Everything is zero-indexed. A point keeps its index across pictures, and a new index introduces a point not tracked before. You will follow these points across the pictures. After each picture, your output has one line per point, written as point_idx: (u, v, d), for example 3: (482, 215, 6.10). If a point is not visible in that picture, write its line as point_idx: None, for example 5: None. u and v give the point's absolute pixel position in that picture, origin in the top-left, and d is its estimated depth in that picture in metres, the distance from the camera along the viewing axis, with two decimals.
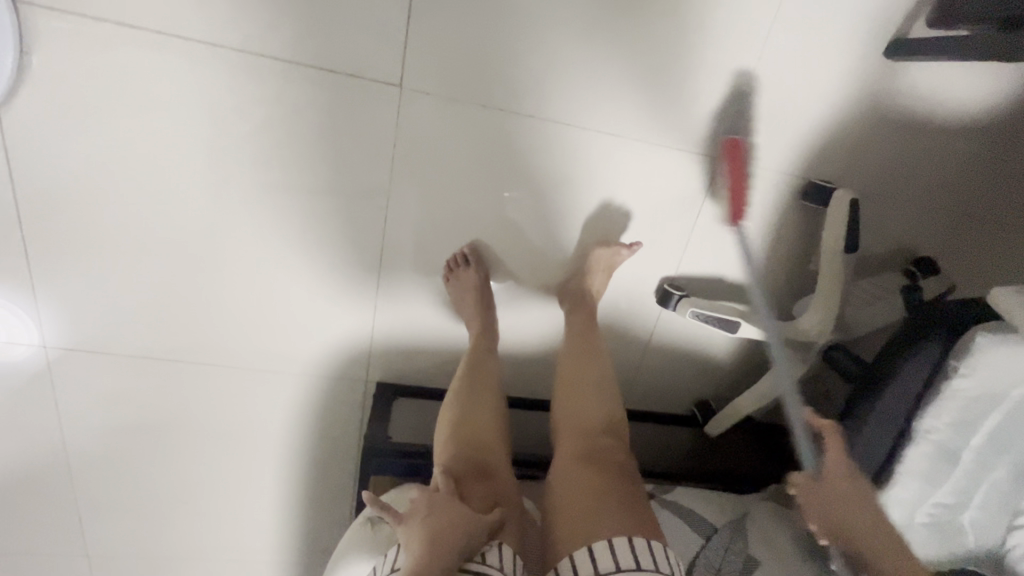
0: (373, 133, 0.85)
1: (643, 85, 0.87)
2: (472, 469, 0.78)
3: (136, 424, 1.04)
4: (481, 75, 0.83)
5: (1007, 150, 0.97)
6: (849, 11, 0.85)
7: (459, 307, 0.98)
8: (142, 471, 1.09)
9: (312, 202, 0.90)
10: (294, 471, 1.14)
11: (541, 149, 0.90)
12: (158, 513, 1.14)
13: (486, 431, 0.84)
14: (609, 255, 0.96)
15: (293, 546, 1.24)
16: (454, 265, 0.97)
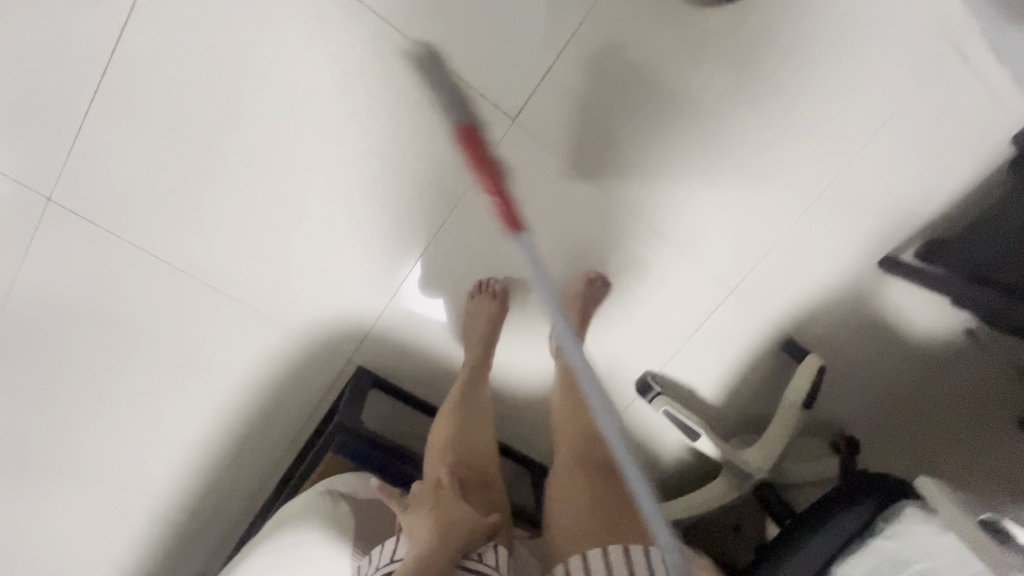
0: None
1: (701, 206, 1.01)
2: (472, 478, 0.85)
3: (96, 319, 0.97)
4: (577, 140, 0.95)
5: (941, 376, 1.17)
6: (866, 220, 1.05)
7: (472, 324, 1.03)
8: (68, 363, 0.99)
9: (388, 182, 0.94)
10: (232, 424, 1.09)
11: (600, 220, 1.01)
12: (59, 420, 1.02)
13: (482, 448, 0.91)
14: (581, 286, 1.04)
15: (188, 503, 1.14)
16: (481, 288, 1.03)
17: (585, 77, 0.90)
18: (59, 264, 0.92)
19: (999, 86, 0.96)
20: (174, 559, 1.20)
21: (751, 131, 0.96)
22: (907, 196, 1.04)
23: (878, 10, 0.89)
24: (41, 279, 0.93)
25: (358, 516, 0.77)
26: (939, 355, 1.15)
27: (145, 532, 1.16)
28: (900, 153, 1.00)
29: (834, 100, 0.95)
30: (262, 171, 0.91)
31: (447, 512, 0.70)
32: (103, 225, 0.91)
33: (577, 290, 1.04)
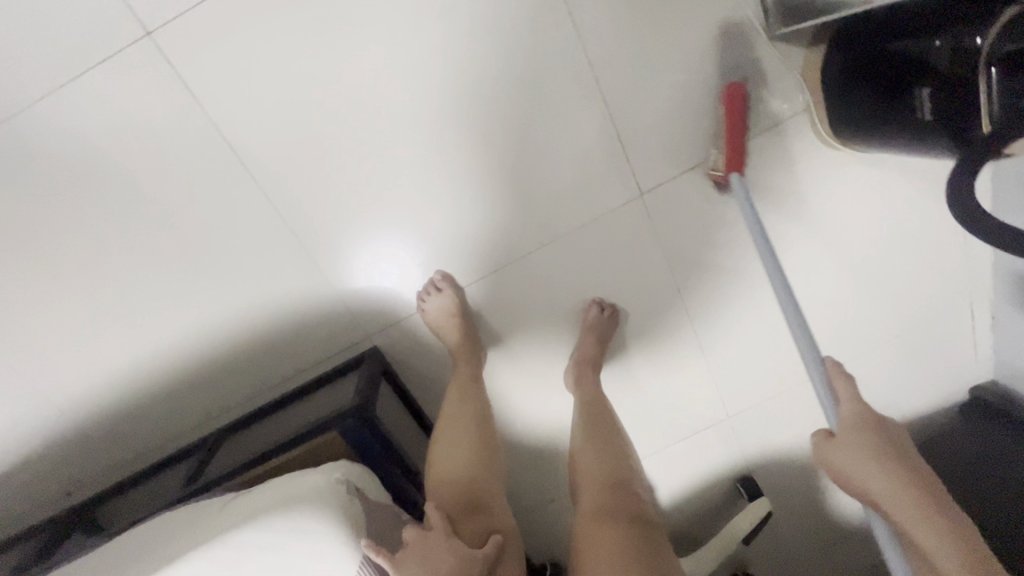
0: (590, 198, 0.95)
1: (740, 335, 1.09)
2: (465, 506, 0.75)
3: (128, 180, 0.85)
4: (680, 235, 0.99)
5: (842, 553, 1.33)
6: (844, 401, 1.21)
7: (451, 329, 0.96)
8: (63, 204, 0.85)
9: (502, 188, 0.93)
10: (207, 347, 0.97)
11: (658, 306, 1.05)
12: (19, 264, 0.88)
13: (480, 472, 0.81)
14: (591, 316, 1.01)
15: (109, 408, 0.99)
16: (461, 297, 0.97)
17: (714, 186, 0.96)
18: (122, 109, 0.81)
19: (978, 345, 1.17)
20: (52, 466, 1.01)
21: (803, 294, 1.09)
22: (882, 397, 1.22)
23: (932, 247, 1.07)
24: (93, 114, 0.81)
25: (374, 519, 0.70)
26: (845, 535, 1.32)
27: (37, 424, 0.98)
28: (891, 360, 1.18)
29: (870, 298, 1.11)
30: (389, 121, 0.87)
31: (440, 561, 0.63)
32: (195, 92, 0.81)
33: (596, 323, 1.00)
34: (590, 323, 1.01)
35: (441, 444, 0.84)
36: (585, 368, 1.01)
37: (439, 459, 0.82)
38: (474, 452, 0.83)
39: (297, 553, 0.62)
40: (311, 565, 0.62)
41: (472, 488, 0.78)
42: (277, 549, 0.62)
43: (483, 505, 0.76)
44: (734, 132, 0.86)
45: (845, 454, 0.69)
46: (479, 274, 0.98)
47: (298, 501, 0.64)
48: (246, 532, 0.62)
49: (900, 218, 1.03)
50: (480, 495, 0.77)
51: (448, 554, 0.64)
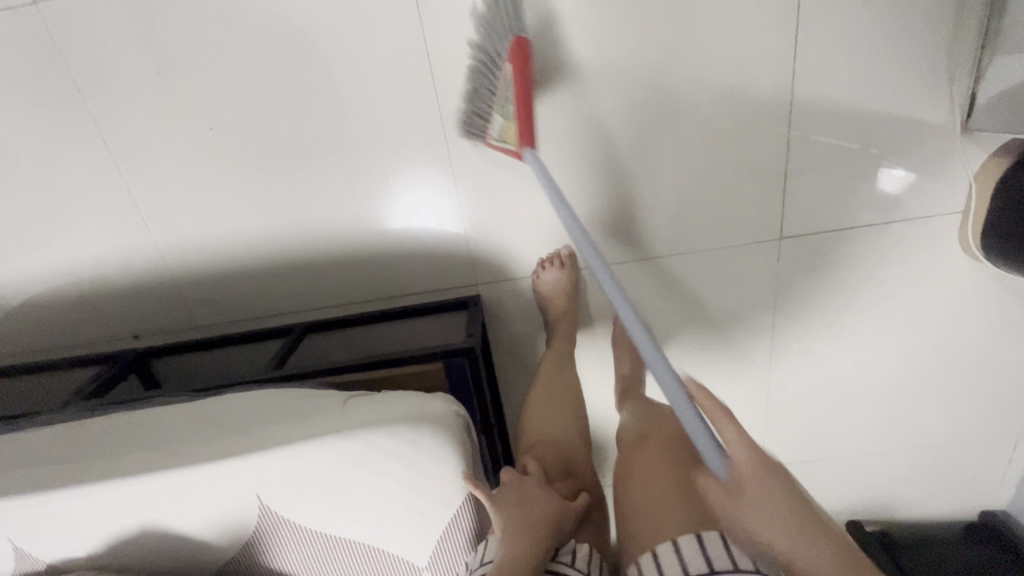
0: (734, 225, 0.98)
1: (803, 392, 1.14)
2: (555, 470, 0.78)
3: (318, 57, 0.85)
4: (798, 287, 1.03)
5: None
6: (867, 486, 1.26)
7: (551, 299, 0.97)
8: (248, 56, 0.85)
9: (656, 190, 0.95)
10: (325, 243, 0.98)
11: (746, 342, 1.08)
12: (187, 104, 0.88)
13: (571, 442, 0.82)
14: (559, 278, 0.96)
15: (210, 269, 0.99)
16: (555, 268, 0.96)
17: (847, 254, 1.00)
18: None
19: (1007, 478, 1.23)
20: (128, 303, 1.01)
21: (880, 381, 1.12)
22: (903, 496, 1.27)
23: (1009, 373, 1.11)
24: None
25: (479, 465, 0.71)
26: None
27: (139, 259, 0.98)
28: (925, 464, 1.23)
29: (933, 400, 1.15)
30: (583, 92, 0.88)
31: (536, 504, 0.64)
32: None
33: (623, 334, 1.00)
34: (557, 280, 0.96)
35: (541, 404, 0.86)
36: (625, 349, 1.00)
37: (530, 418, 0.86)
38: (564, 420, 0.85)
39: (423, 471, 0.63)
40: (423, 480, 0.63)
41: (566, 457, 0.80)
42: (403, 462, 0.63)
43: (572, 469, 0.79)
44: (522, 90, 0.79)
45: (749, 510, 0.55)
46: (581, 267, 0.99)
47: (431, 425, 0.64)
48: (377, 435, 0.63)
49: (993, 338, 1.08)
50: (567, 461, 0.80)
51: (542, 499, 0.64)
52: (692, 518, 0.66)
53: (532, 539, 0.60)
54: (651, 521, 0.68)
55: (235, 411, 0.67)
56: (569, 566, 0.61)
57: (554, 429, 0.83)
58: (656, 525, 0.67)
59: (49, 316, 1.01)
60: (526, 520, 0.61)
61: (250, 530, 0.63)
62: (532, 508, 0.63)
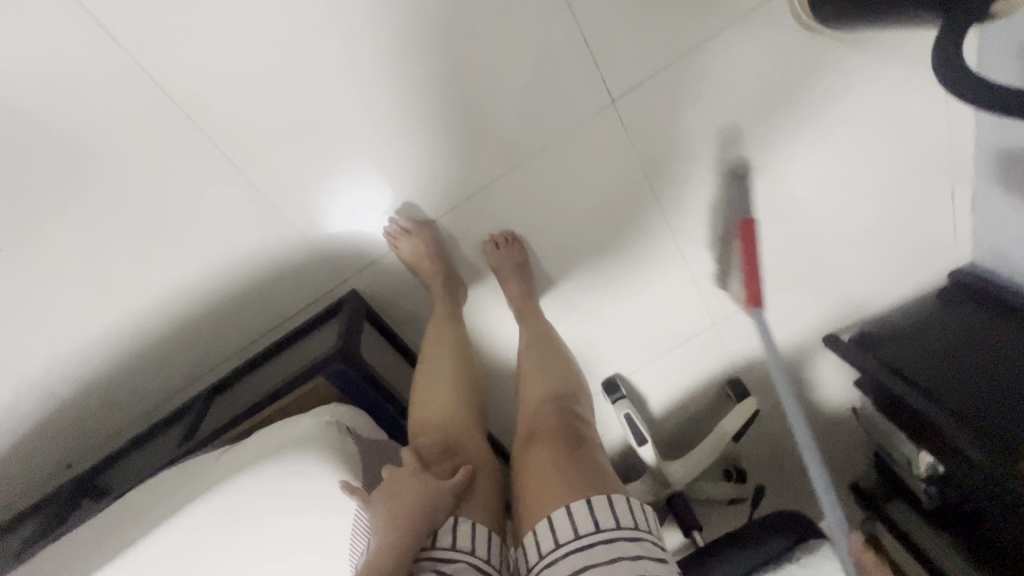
0: (568, 122, 0.92)
1: (719, 239, 1.09)
2: (439, 452, 0.76)
3: (51, 136, 0.77)
4: (661, 147, 0.96)
5: (815, 432, 1.44)
6: (828, 301, 1.22)
7: (416, 267, 0.94)
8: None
9: (466, 109, 0.88)
10: (185, 310, 0.94)
11: (641, 223, 1.04)
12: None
13: (457, 423, 0.82)
14: (410, 244, 0.93)
15: (90, 385, 0.96)
16: (402, 232, 0.93)
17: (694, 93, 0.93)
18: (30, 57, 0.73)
19: (960, 232, 1.18)
20: (33, 451, 0.98)
21: (788, 195, 1.07)
22: (866, 293, 1.23)
23: (914, 133, 1.04)
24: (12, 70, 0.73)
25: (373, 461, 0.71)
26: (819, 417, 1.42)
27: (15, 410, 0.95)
28: (873, 254, 1.18)
29: (851, 192, 1.09)
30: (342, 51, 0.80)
31: (410, 489, 0.64)
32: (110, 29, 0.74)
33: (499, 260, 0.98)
34: (413, 246, 0.93)
35: (430, 392, 0.86)
36: (509, 272, 0.99)
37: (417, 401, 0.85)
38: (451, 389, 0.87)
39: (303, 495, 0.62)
40: (308, 507, 0.63)
41: (450, 435, 0.79)
42: (277, 497, 0.62)
43: (455, 449, 0.77)
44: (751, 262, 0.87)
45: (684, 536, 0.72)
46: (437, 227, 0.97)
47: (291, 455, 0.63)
48: (243, 484, 0.62)
49: (882, 106, 1.00)
50: (453, 439, 0.79)
51: (418, 483, 0.64)
52: (569, 485, 0.70)
53: (403, 525, 0.60)
54: (539, 493, 0.71)
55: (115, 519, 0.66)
56: (449, 548, 0.60)
57: (439, 412, 0.82)
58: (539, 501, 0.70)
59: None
60: (396, 511, 0.61)
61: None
62: (407, 495, 0.62)
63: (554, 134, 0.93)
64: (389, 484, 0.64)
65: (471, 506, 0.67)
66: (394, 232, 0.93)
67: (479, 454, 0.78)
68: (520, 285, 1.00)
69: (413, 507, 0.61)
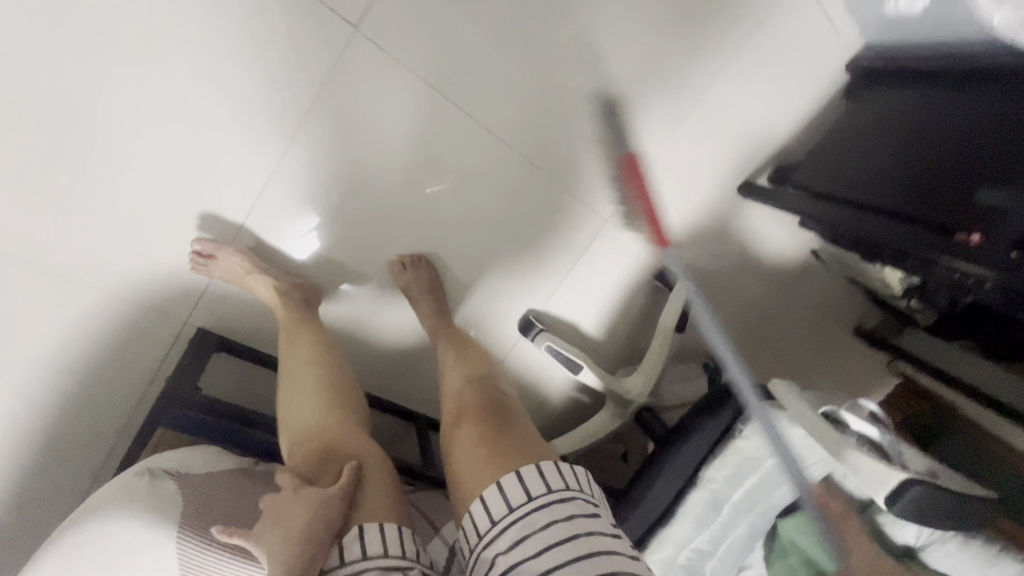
0: (410, 132, 0.90)
1: (561, 131, 0.99)
2: (321, 460, 0.74)
3: None
4: (444, 59, 0.87)
5: (781, 290, 1.31)
6: (720, 150, 1.10)
7: (247, 285, 0.89)
8: None
9: (198, 101, 0.80)
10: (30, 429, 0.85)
11: (472, 148, 0.95)
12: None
13: (337, 429, 0.80)
14: (228, 262, 0.87)
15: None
16: (208, 252, 0.87)
17: (513, 55, 0.90)
18: None
19: (832, 13, 1.02)
20: None
21: (640, 97, 1.00)
22: (759, 123, 1.09)
23: None
24: None
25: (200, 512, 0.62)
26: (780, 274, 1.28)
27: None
28: (742, 81, 1.04)
29: (682, 22, 0.96)
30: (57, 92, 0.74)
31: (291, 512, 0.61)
32: None
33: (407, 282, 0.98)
34: (226, 269, 0.87)
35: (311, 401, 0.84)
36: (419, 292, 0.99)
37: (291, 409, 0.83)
38: (318, 396, 0.84)
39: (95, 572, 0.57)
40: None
41: (331, 441, 0.77)
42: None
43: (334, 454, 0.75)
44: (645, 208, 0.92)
45: None
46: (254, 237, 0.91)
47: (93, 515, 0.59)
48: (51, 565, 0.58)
49: None
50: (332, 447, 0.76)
51: (301, 504, 0.62)
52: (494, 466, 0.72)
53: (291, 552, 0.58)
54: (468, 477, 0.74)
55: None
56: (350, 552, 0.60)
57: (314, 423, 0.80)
58: (472, 482, 0.72)
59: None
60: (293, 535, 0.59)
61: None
62: (296, 518, 0.60)
63: (325, 92, 0.84)
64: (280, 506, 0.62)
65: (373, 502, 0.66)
66: (201, 258, 0.87)
67: (370, 450, 0.76)
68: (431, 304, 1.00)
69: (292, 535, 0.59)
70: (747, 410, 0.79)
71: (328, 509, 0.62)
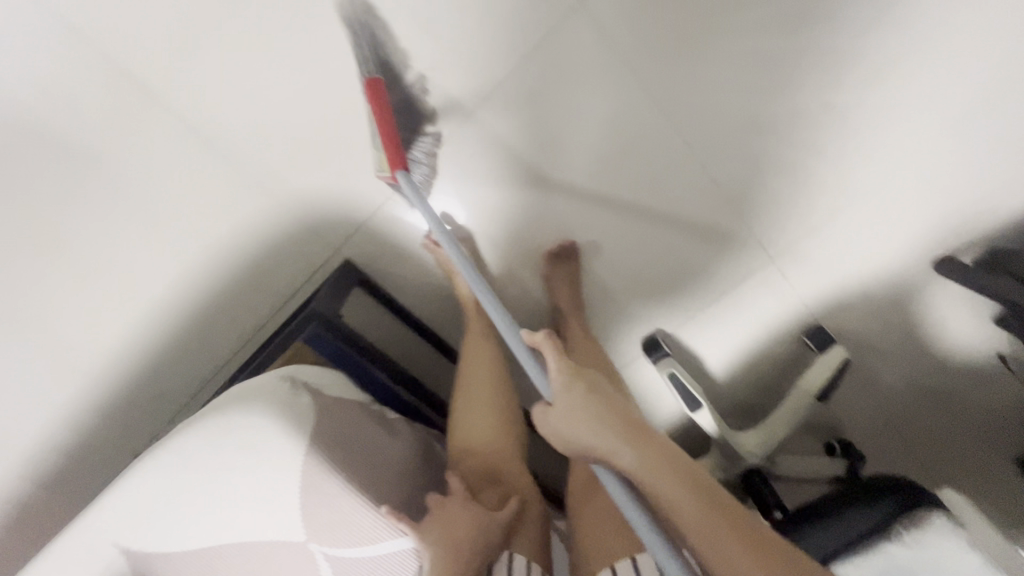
0: (618, 150, 0.89)
1: (753, 155, 0.90)
2: (482, 474, 0.71)
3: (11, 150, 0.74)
4: (661, 51, 0.80)
5: (958, 392, 1.09)
6: (928, 216, 0.95)
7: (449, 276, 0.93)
8: None
9: (408, 47, 0.78)
10: (181, 312, 0.91)
11: (656, 151, 0.89)
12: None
13: (500, 439, 0.75)
14: (444, 255, 0.91)
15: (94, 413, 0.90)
16: (435, 242, 0.91)
17: (750, 106, 0.85)
18: None
19: None
20: None
21: (857, 138, 0.88)
22: (989, 196, 0.92)
23: None
24: None
25: (329, 425, 0.63)
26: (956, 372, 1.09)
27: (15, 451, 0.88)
28: (984, 145, 0.88)
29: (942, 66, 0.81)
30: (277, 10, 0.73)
31: (457, 524, 0.60)
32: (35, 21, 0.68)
33: (561, 272, 0.96)
34: (445, 263, 0.92)
35: (469, 399, 0.79)
36: (563, 282, 0.96)
37: (463, 417, 0.78)
38: (493, 415, 0.77)
39: (224, 470, 0.58)
40: (244, 476, 0.58)
41: (490, 457, 0.73)
42: (211, 471, 0.58)
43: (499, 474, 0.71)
44: (385, 121, 0.76)
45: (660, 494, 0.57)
46: (421, 189, 0.90)
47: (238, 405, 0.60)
48: (185, 439, 0.59)
49: None
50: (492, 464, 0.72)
51: (467, 517, 0.60)
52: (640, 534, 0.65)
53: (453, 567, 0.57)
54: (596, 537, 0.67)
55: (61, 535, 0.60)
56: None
57: (480, 430, 0.76)
58: (606, 544, 0.65)
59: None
60: (451, 546, 0.58)
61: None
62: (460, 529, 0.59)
63: (532, 63, 0.81)
64: (441, 508, 0.62)
65: (521, 538, 0.65)
66: (428, 245, 0.91)
67: (523, 479, 0.72)
68: (574, 299, 0.97)
69: (455, 540, 0.58)
70: (912, 517, 0.69)
71: (491, 526, 0.61)
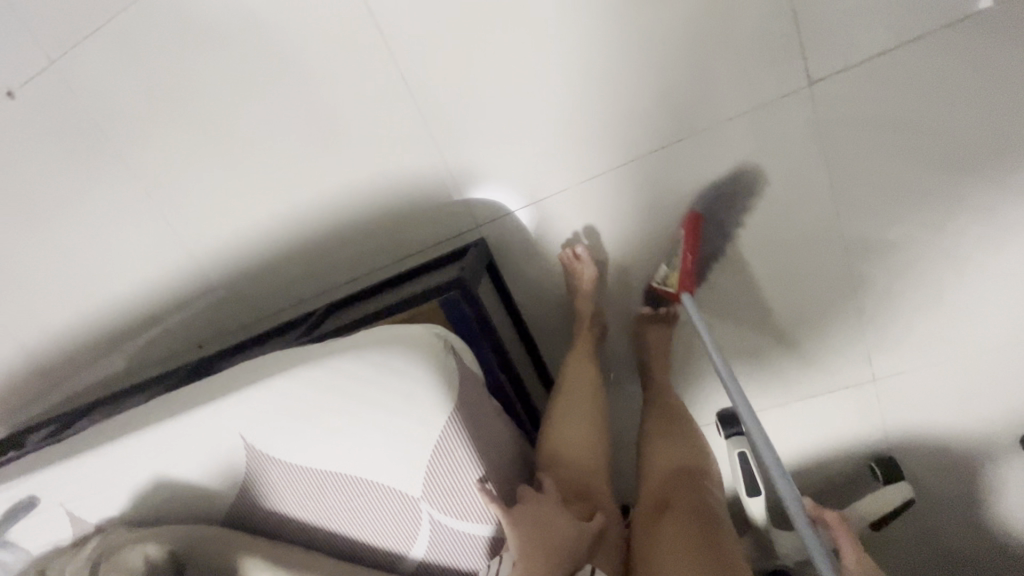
0: (760, 218, 0.90)
1: (895, 279, 0.92)
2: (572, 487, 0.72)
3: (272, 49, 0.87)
4: (854, 154, 0.85)
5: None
6: None
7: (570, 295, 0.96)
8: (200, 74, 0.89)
9: (626, 76, 0.84)
10: (328, 226, 0.99)
11: (811, 242, 0.91)
12: (164, 108, 0.92)
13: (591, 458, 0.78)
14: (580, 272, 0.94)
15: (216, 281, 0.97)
16: (573, 257, 0.94)
17: (887, 243, 0.90)
18: None
19: None
20: (183, 320, 1.09)
21: (993, 299, 0.91)
22: None
23: None
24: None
25: (471, 396, 0.62)
26: (1006, 564, 1.07)
27: (162, 275, 1.05)
28: None
29: None
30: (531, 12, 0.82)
31: (547, 519, 0.59)
32: None
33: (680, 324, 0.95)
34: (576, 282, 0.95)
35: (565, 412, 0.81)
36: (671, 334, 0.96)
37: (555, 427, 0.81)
38: (586, 432, 0.80)
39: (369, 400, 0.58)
40: (383, 411, 0.58)
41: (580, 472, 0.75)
42: (356, 395, 0.58)
43: (587, 491, 0.73)
44: None
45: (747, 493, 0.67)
46: (579, 200, 0.93)
47: (403, 344, 0.59)
48: (344, 358, 0.58)
49: None
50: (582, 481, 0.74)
51: (559, 517, 0.60)
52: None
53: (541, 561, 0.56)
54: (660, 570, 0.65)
55: (196, 394, 0.62)
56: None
57: (575, 442, 0.78)
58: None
59: (122, 350, 1.12)
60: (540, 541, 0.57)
61: (243, 473, 0.61)
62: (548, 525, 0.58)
63: (735, 125, 0.85)
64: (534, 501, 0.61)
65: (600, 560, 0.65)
66: (567, 259, 0.95)
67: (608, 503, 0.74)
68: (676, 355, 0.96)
69: (547, 537, 0.58)
70: None
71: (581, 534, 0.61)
